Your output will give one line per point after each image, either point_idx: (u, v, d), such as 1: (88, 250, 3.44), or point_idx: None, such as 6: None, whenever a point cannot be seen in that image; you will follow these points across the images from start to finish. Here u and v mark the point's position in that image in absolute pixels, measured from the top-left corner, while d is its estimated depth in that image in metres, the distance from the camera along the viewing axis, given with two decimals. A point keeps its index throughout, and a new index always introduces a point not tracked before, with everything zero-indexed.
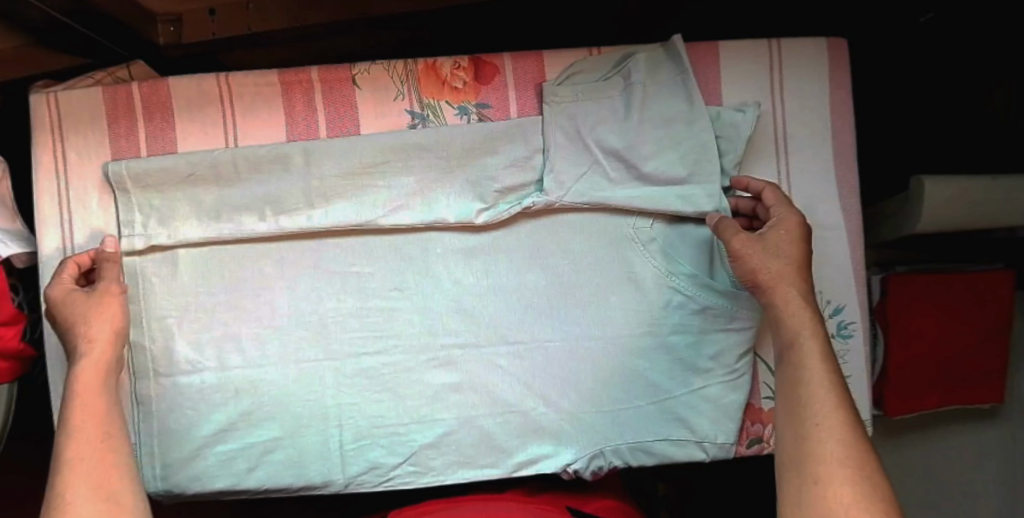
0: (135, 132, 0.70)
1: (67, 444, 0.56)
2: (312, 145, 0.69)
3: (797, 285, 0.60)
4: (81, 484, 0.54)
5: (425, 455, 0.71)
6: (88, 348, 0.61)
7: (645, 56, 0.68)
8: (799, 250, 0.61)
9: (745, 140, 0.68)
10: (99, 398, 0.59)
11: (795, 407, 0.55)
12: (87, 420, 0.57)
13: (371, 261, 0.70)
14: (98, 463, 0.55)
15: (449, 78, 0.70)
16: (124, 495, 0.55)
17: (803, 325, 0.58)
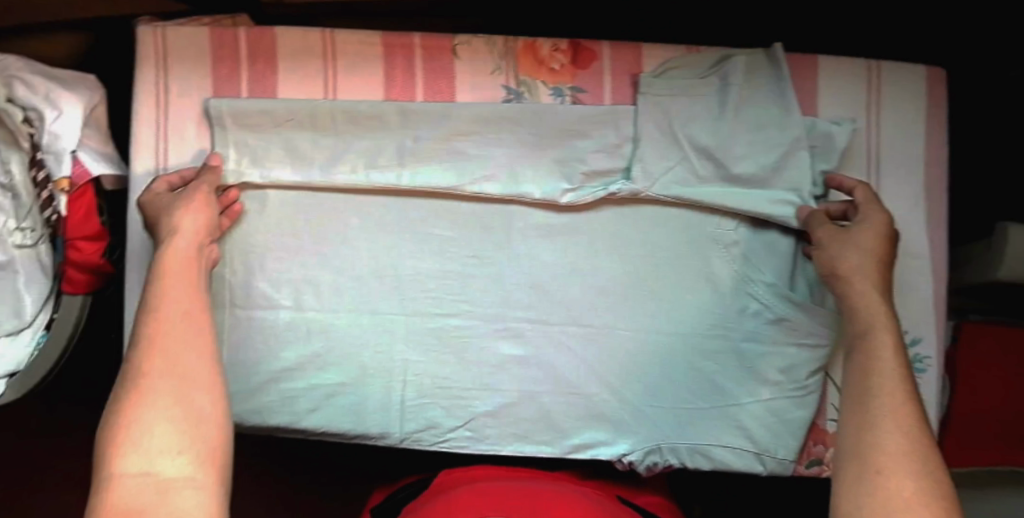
0: (238, 74, 0.71)
1: (146, 319, 0.57)
2: (408, 106, 0.70)
3: (877, 283, 0.60)
4: (155, 359, 0.55)
5: (483, 422, 0.75)
6: (179, 240, 0.63)
7: (744, 59, 0.69)
8: (883, 247, 0.62)
9: (839, 150, 0.69)
10: (185, 282, 0.60)
11: (862, 392, 0.54)
12: (169, 299, 0.59)
13: (456, 227, 0.72)
14: (173, 345, 0.56)
15: (547, 59, 0.71)
16: (194, 391, 0.55)
17: (878, 319, 0.58)
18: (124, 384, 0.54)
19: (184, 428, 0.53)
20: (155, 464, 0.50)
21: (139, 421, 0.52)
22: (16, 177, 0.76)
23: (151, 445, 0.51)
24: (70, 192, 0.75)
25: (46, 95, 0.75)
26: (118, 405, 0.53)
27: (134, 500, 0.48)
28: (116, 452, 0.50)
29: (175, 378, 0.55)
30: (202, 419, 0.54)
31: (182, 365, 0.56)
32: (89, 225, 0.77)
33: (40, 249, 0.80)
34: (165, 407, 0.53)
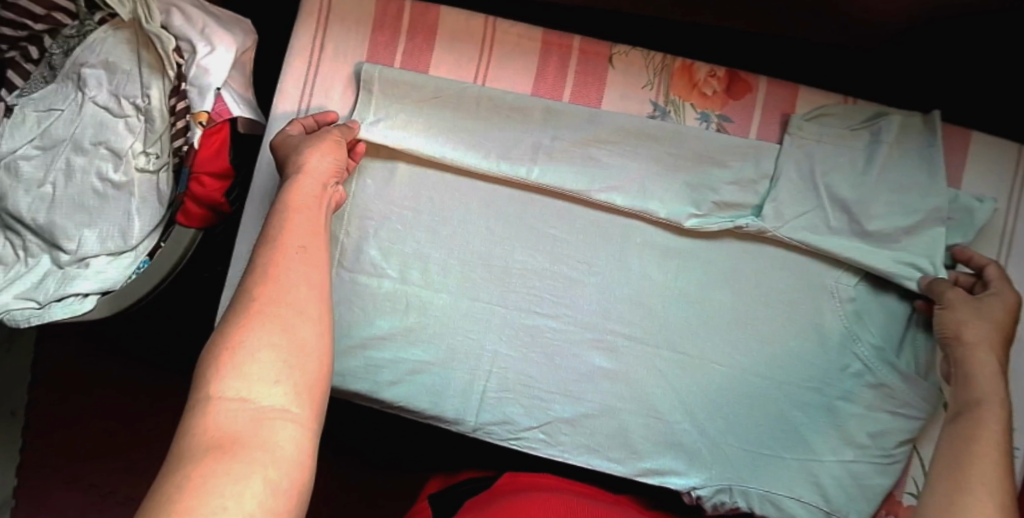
0: (396, 45, 0.75)
1: (269, 250, 0.55)
2: (555, 105, 0.73)
3: (997, 354, 0.60)
4: (267, 285, 0.52)
5: (558, 428, 0.73)
6: (302, 178, 0.63)
7: (900, 118, 0.69)
8: (1007, 328, 0.62)
9: (979, 227, 0.69)
10: (313, 221, 0.60)
11: (961, 441, 0.53)
12: (292, 235, 0.57)
13: (572, 231, 0.73)
14: (290, 275, 0.53)
15: (701, 83, 0.73)
16: (296, 322, 0.51)
17: (988, 385, 0.58)
18: (237, 306, 0.51)
19: (287, 358, 0.48)
20: (252, 391, 0.45)
21: (243, 344, 0.48)
22: (154, 102, 0.82)
23: (251, 370, 0.46)
24: (206, 127, 0.78)
25: (202, 30, 0.79)
26: (226, 324, 0.49)
27: (227, 425, 0.43)
28: (220, 372, 0.46)
29: (283, 307, 0.51)
30: (306, 353, 0.49)
31: (293, 296, 0.52)
32: (217, 162, 0.79)
33: (159, 177, 0.83)
34: (272, 333, 0.49)
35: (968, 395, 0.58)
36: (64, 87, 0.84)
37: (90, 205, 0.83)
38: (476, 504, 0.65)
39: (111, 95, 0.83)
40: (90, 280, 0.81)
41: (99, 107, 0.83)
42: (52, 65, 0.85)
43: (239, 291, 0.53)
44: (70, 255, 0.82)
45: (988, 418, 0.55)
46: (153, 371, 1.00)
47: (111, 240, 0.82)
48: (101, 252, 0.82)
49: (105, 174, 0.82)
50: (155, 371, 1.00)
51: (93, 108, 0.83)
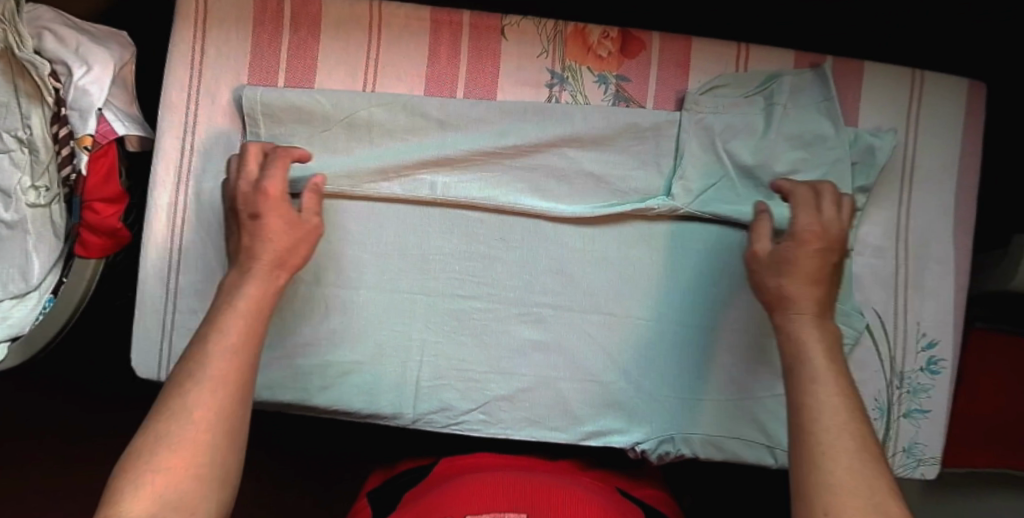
0: (280, 39, 0.72)
1: (209, 346, 0.55)
2: (447, 100, 0.71)
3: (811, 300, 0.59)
4: (200, 391, 0.52)
5: (498, 406, 0.73)
6: (265, 267, 0.61)
7: (791, 78, 0.71)
8: (806, 263, 0.61)
9: (880, 166, 0.71)
10: (258, 321, 0.59)
11: (803, 413, 0.53)
12: (235, 331, 0.56)
13: (486, 210, 0.72)
14: (233, 385, 0.54)
15: (596, 46, 0.73)
16: (228, 443, 0.52)
17: (816, 337, 0.57)
18: (170, 409, 0.51)
19: (201, 487, 0.49)
20: (161, 517, 0.47)
21: (166, 463, 0.49)
22: (35, 131, 0.78)
23: (164, 495, 0.48)
24: (92, 151, 0.74)
25: (76, 48, 0.75)
26: (150, 430, 0.51)
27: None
28: (135, 491, 0.48)
29: (217, 427, 0.52)
30: (220, 482, 0.51)
31: (228, 414, 0.53)
32: (110, 185, 0.75)
33: (53, 209, 0.80)
34: (193, 458, 0.50)
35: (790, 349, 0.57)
36: None
37: None
38: (416, 496, 0.66)
39: None
40: None
41: None
42: None
43: (171, 388, 0.53)
44: None
45: (831, 380, 0.54)
46: (100, 411, 0.99)
47: (12, 283, 0.79)
48: (4, 297, 0.79)
49: None
50: (103, 409, 0.99)
51: None
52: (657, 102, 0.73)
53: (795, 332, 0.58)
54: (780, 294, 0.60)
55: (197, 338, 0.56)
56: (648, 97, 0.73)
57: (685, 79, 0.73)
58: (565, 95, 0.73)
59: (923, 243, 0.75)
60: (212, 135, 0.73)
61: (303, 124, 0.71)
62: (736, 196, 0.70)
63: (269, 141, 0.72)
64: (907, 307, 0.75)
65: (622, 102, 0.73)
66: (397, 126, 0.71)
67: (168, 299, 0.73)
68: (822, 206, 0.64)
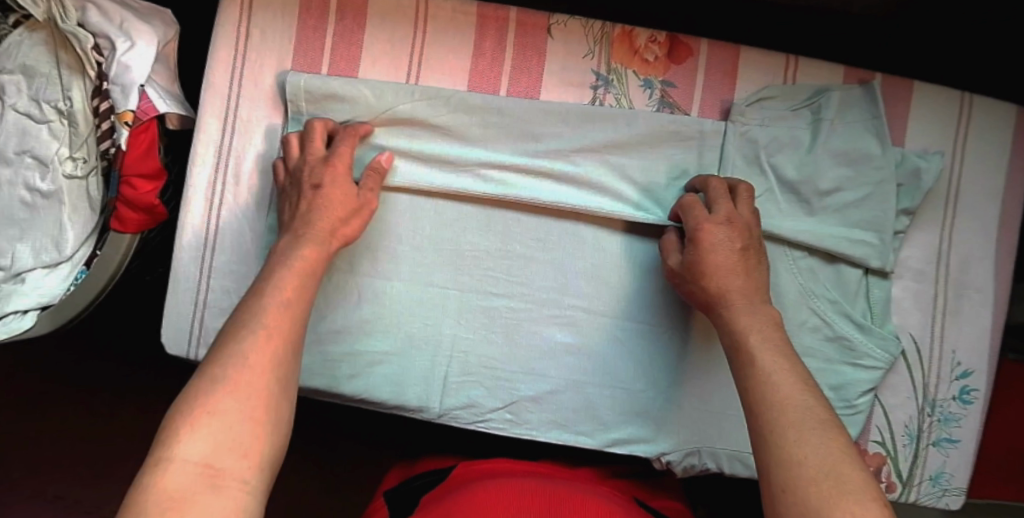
0: (324, 28, 0.72)
1: (261, 301, 0.56)
2: (489, 99, 0.71)
3: (745, 291, 0.62)
4: (253, 341, 0.52)
5: (524, 406, 0.72)
6: (320, 238, 0.63)
7: (840, 94, 0.69)
8: (734, 255, 0.63)
9: (926, 190, 0.69)
10: (308, 285, 0.60)
11: (755, 395, 0.54)
12: (286, 291, 0.57)
13: (524, 211, 0.71)
14: (284, 334, 0.55)
15: (642, 49, 0.71)
16: (277, 390, 0.52)
17: (759, 331, 0.59)
18: (222, 349, 0.52)
19: (256, 431, 0.48)
20: (217, 456, 0.46)
21: (222, 404, 0.48)
22: (75, 104, 0.79)
23: (219, 435, 0.47)
24: (133, 127, 0.74)
25: (120, 24, 0.75)
26: (202, 374, 0.50)
27: (185, 487, 0.44)
28: (190, 431, 0.46)
29: (267, 370, 0.52)
30: (275, 427, 0.50)
31: (281, 365, 0.53)
32: (147, 162, 0.75)
33: (89, 182, 0.80)
34: (247, 403, 0.49)
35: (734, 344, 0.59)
36: None
37: (20, 218, 0.80)
38: (436, 499, 0.65)
39: (32, 100, 0.80)
40: (28, 296, 0.78)
41: (20, 114, 0.80)
42: None
43: (224, 332, 0.54)
44: (6, 272, 0.80)
45: (779, 366, 0.56)
46: (127, 390, 0.99)
47: (45, 252, 0.80)
48: (37, 265, 0.80)
49: (32, 184, 0.80)
50: (130, 388, 0.99)
51: (14, 116, 0.80)
52: (702, 108, 0.71)
53: (727, 330, 0.61)
54: (705, 293, 0.63)
55: (247, 295, 0.57)
56: (693, 103, 0.71)
57: (733, 87, 0.71)
58: (609, 98, 0.72)
59: (962, 270, 0.73)
60: (255, 118, 0.73)
61: (344, 115, 0.71)
62: (779, 211, 0.69)
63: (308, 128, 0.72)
64: (943, 334, 0.73)
65: (667, 107, 0.71)
66: (439, 120, 0.71)
67: (202, 277, 0.73)
68: (718, 202, 0.65)
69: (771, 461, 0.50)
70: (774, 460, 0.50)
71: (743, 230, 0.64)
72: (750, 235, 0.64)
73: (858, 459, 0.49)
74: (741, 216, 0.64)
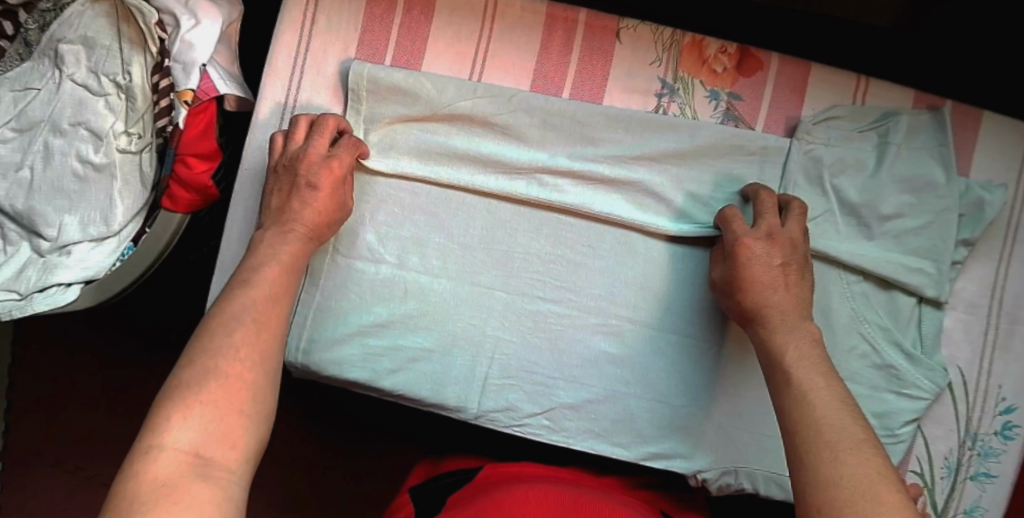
0: (391, 18, 0.73)
1: (246, 296, 0.57)
2: (553, 101, 0.70)
3: (784, 307, 0.61)
4: (239, 335, 0.54)
5: (563, 414, 0.72)
6: (300, 236, 0.64)
7: (908, 119, 0.68)
8: (773, 272, 0.62)
9: (987, 222, 0.68)
10: (290, 281, 0.61)
11: (792, 413, 0.54)
12: (271, 288, 0.59)
13: (579, 217, 0.71)
14: (268, 327, 0.56)
15: (711, 59, 0.71)
16: (262, 382, 0.53)
17: (795, 347, 0.58)
18: (210, 340, 0.53)
19: (242, 421, 0.50)
20: (206, 443, 0.47)
21: (210, 394, 0.50)
22: (134, 79, 0.79)
23: (208, 424, 0.48)
24: (191, 107, 0.75)
25: (186, 2, 0.76)
26: (190, 365, 0.51)
27: (175, 472, 0.45)
28: (180, 419, 0.48)
29: (253, 364, 0.53)
30: (260, 419, 0.51)
31: (267, 359, 0.54)
32: (202, 143, 0.76)
33: (142, 157, 0.80)
34: (234, 394, 0.50)
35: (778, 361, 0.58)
36: (41, 65, 0.81)
37: (69, 190, 0.80)
38: (462, 500, 0.64)
39: (90, 72, 0.80)
40: (73, 270, 0.78)
41: (77, 85, 0.80)
42: (28, 41, 0.82)
43: (209, 324, 0.55)
44: (50, 243, 0.79)
45: (819, 384, 0.55)
46: (163, 365, 1.00)
47: (93, 225, 0.80)
48: (84, 239, 0.79)
49: (85, 156, 0.80)
50: (168, 363, 1.01)
51: (71, 86, 0.80)
52: (767, 123, 0.71)
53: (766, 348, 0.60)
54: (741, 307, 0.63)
55: (230, 289, 0.58)
56: (758, 117, 0.71)
57: (800, 105, 0.70)
58: (673, 107, 0.71)
59: (1016, 304, 0.71)
60: (315, 103, 0.73)
61: (405, 109, 0.71)
62: (836, 233, 0.68)
63: (366, 118, 0.71)
64: (991, 369, 0.72)
65: (731, 120, 0.71)
66: (498, 119, 0.71)
67: None
68: (762, 217, 0.64)
69: (808, 480, 0.49)
70: (810, 480, 0.49)
71: (784, 247, 0.63)
72: (792, 251, 0.64)
73: (896, 483, 0.48)
74: (785, 232, 0.64)
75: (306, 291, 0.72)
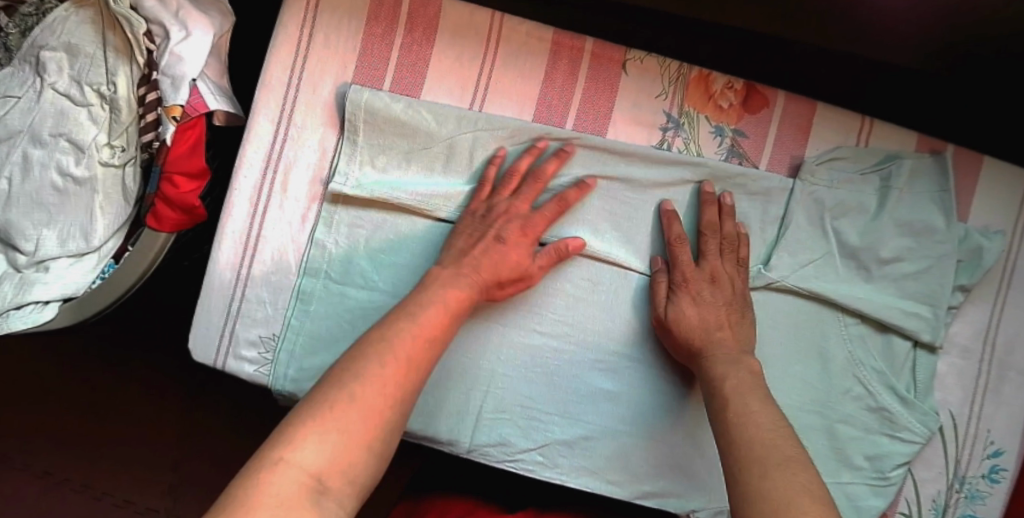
0: (392, 40, 0.71)
1: (411, 332, 0.57)
2: (555, 131, 0.69)
3: (731, 346, 0.64)
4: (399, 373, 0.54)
5: (557, 450, 0.71)
6: (484, 285, 0.64)
7: (910, 163, 0.68)
8: (720, 314, 0.65)
9: (985, 269, 0.69)
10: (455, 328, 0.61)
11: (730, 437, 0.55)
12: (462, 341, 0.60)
13: (575, 255, 0.70)
14: (419, 365, 0.56)
15: (717, 95, 0.70)
16: (394, 418, 0.53)
17: (735, 377, 0.60)
18: (351, 364, 0.53)
19: (365, 451, 0.50)
20: (327, 472, 0.48)
21: (350, 416, 0.50)
22: (119, 90, 0.76)
23: (330, 450, 0.48)
24: (180, 122, 0.72)
25: (177, 11, 0.72)
26: (335, 384, 0.51)
27: (294, 495, 0.46)
28: (310, 436, 0.48)
29: (388, 397, 0.52)
30: (380, 454, 0.52)
31: (406, 396, 0.54)
32: (192, 160, 0.73)
33: (126, 171, 0.77)
34: (365, 425, 0.50)
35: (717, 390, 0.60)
36: (22, 71, 0.78)
37: (48, 203, 0.77)
38: None
39: (72, 81, 0.77)
40: (51, 287, 0.75)
41: (59, 94, 0.77)
42: (8, 46, 0.80)
43: (359, 343, 0.55)
44: (28, 257, 0.77)
45: (757, 409, 0.57)
46: (149, 379, 0.99)
47: (72, 240, 0.77)
48: (63, 254, 0.77)
49: (65, 168, 0.76)
50: (152, 377, 1.00)
51: (53, 95, 0.77)
52: (770, 161, 0.70)
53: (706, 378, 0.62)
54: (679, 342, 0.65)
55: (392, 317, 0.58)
56: (763, 155, 0.70)
57: (804, 144, 0.70)
58: (677, 142, 0.70)
59: (1008, 349, 0.72)
60: (310, 124, 0.72)
61: (403, 140, 0.70)
62: (835, 275, 0.68)
63: (364, 147, 0.70)
64: (981, 412, 0.72)
65: (735, 157, 0.70)
66: (499, 152, 0.70)
67: (237, 286, 0.71)
68: (706, 255, 0.67)
69: (741, 496, 0.50)
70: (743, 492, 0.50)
71: (727, 288, 0.66)
72: (733, 293, 0.67)
73: (822, 497, 0.49)
74: (727, 273, 0.67)
75: (296, 317, 0.71)
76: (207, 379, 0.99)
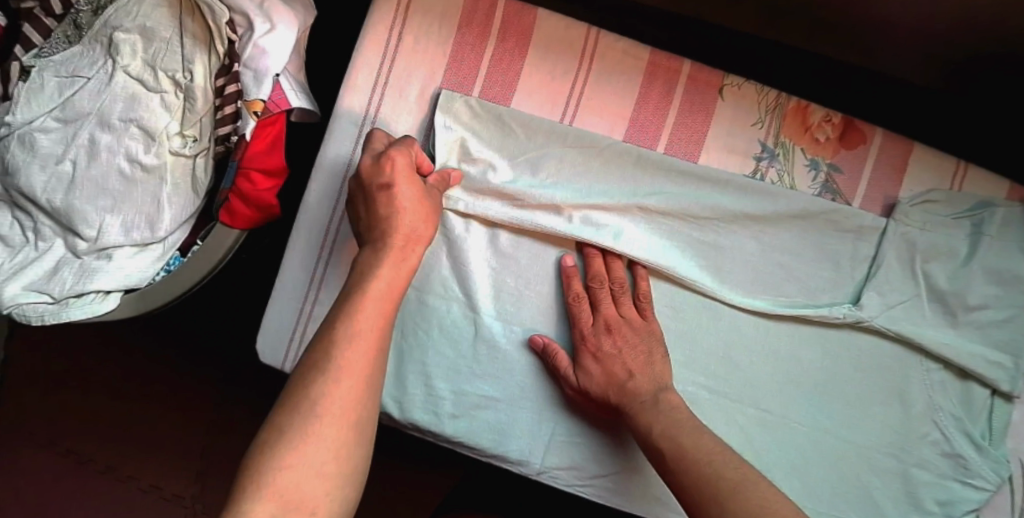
0: (485, 48, 0.69)
1: (339, 344, 0.52)
2: (648, 153, 0.68)
3: (649, 392, 0.63)
4: (335, 394, 0.50)
5: (629, 477, 0.68)
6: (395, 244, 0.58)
7: (1005, 211, 0.67)
8: (629, 361, 0.64)
9: None
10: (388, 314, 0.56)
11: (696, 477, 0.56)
12: (364, 325, 0.53)
13: (660, 277, 0.69)
14: (355, 375, 0.52)
15: (815, 127, 0.69)
16: (351, 442, 0.51)
17: (660, 420, 0.61)
18: (292, 397, 0.50)
19: (324, 481, 0.49)
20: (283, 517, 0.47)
21: (298, 455, 0.48)
22: (196, 79, 0.72)
23: (286, 495, 0.47)
24: (259, 117, 0.71)
25: (261, 3, 0.70)
26: (276, 423, 0.49)
27: None
28: (257, 490, 0.47)
29: (333, 422, 0.50)
30: (347, 479, 0.50)
31: (355, 411, 0.51)
32: (269, 158, 0.73)
33: (196, 162, 0.75)
34: (318, 459, 0.49)
35: (647, 437, 0.60)
36: (91, 50, 0.74)
37: (114, 189, 0.74)
38: None
39: (145, 65, 0.74)
40: (114, 276, 0.74)
41: (131, 78, 0.74)
42: (78, 23, 0.75)
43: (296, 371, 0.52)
44: (88, 243, 0.74)
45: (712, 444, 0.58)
46: (190, 369, 0.97)
47: (137, 230, 0.74)
48: (126, 243, 0.74)
49: (134, 155, 0.73)
50: (196, 368, 0.98)
51: (123, 78, 0.73)
52: (864, 200, 0.69)
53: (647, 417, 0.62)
54: (600, 402, 0.65)
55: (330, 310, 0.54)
56: (857, 194, 0.69)
57: (899, 184, 0.69)
58: (770, 172, 0.69)
59: None
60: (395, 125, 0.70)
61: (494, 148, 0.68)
62: (922, 318, 0.68)
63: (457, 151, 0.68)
64: None
65: (828, 193, 0.69)
66: (590, 170, 0.68)
67: (310, 288, 0.70)
68: (599, 306, 0.66)
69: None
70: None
71: (625, 332, 0.65)
72: (637, 335, 0.65)
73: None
74: (623, 318, 0.66)
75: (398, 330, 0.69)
76: (244, 373, 0.97)
